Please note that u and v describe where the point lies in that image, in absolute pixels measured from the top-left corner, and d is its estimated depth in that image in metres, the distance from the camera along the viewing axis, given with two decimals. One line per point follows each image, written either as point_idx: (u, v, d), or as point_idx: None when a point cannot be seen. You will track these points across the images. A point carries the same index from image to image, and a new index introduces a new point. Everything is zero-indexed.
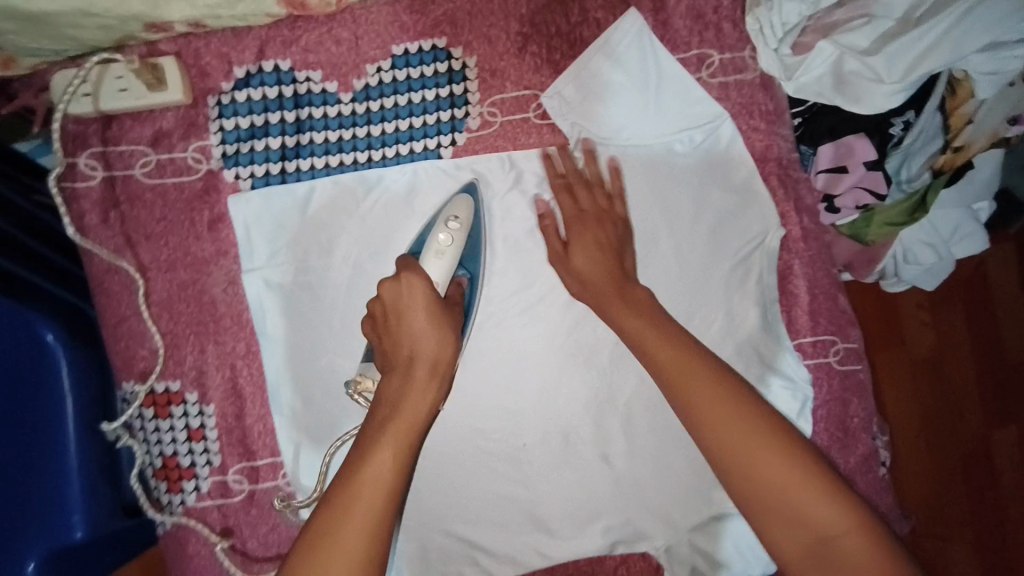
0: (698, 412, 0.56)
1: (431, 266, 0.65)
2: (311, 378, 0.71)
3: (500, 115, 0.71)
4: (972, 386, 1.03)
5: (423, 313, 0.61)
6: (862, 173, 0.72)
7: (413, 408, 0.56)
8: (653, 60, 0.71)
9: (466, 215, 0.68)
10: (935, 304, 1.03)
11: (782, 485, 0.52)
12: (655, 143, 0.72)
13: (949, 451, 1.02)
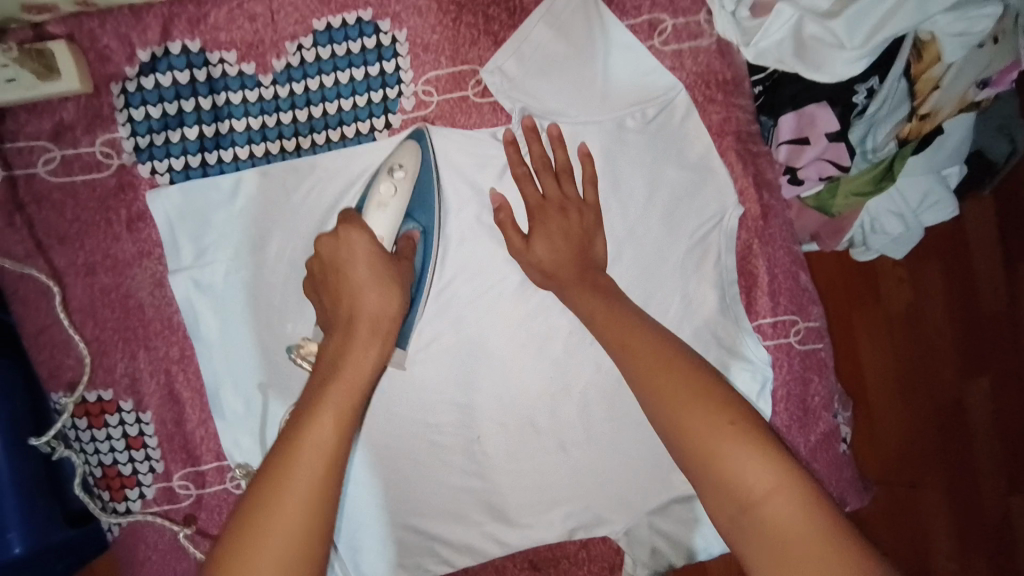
0: (656, 392, 0.53)
1: (375, 220, 0.61)
2: (256, 381, 0.68)
3: (436, 93, 0.65)
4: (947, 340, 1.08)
5: (364, 265, 0.58)
6: (825, 145, 0.68)
7: (359, 364, 0.55)
8: (598, 29, 0.66)
9: (413, 164, 0.63)
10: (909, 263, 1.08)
11: (737, 461, 0.48)
12: (605, 119, 0.67)
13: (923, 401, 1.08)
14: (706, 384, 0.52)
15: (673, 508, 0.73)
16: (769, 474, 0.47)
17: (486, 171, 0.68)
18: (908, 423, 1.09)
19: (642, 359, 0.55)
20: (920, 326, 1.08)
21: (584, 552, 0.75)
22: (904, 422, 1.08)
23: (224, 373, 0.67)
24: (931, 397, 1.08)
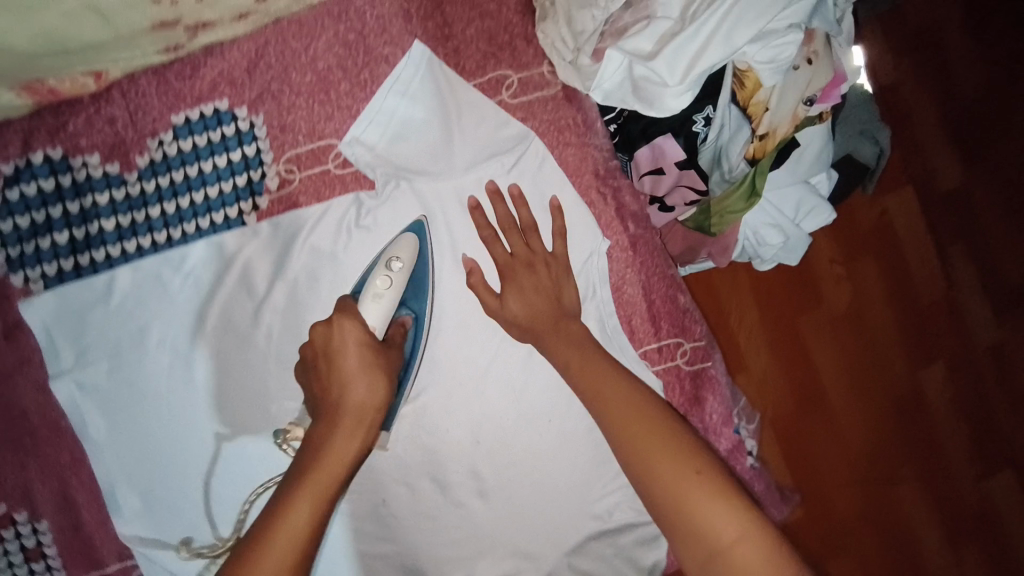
0: (623, 437, 0.59)
1: (369, 313, 0.64)
2: (153, 474, 0.67)
3: (297, 170, 0.68)
4: (891, 330, 1.32)
5: (352, 353, 0.61)
6: (678, 172, 0.72)
7: (341, 448, 0.58)
8: (447, 92, 0.70)
9: (409, 254, 0.67)
10: (848, 264, 1.30)
11: (702, 510, 0.54)
12: (467, 175, 0.71)
13: (880, 384, 1.31)
14: (670, 438, 0.58)
15: (591, 544, 0.73)
16: (732, 527, 0.53)
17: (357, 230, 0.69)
18: (868, 402, 1.31)
19: (615, 395, 0.61)
20: (866, 318, 1.31)
21: None
22: (860, 402, 1.30)
23: (129, 468, 0.67)
24: (893, 374, 1.32)
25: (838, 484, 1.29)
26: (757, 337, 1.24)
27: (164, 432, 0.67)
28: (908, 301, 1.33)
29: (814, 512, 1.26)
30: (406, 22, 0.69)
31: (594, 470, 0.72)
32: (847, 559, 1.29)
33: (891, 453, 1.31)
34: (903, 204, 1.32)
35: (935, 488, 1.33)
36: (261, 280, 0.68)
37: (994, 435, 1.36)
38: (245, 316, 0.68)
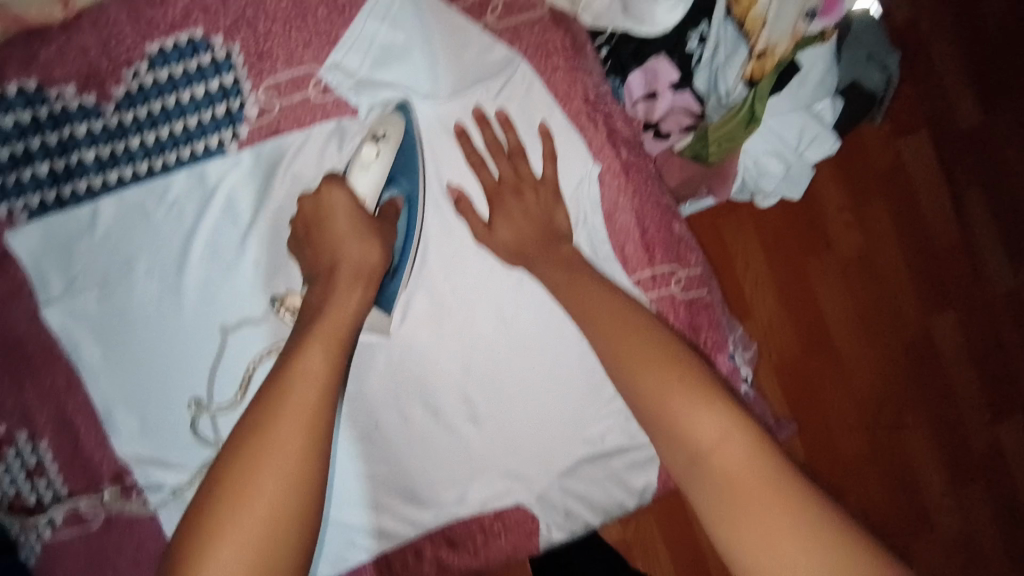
0: (636, 374, 0.54)
1: (358, 181, 0.64)
2: (148, 397, 0.68)
3: (277, 99, 0.66)
4: (901, 274, 1.38)
5: (343, 215, 0.62)
6: (671, 95, 0.70)
7: (342, 302, 0.58)
8: (428, 15, 0.67)
9: (397, 127, 0.65)
10: (856, 210, 1.36)
11: (721, 456, 0.48)
12: (452, 102, 0.68)
13: (891, 328, 1.38)
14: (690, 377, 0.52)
15: (583, 469, 0.73)
16: (761, 475, 0.47)
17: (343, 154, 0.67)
18: (879, 344, 1.38)
19: (626, 334, 0.57)
20: (875, 264, 1.37)
21: (500, 523, 0.74)
22: (870, 344, 1.37)
23: (126, 386, 0.68)
24: (904, 318, 1.39)
25: (845, 427, 1.36)
26: (766, 283, 1.33)
27: (166, 324, 0.67)
28: (920, 249, 1.39)
29: (821, 451, 1.35)
30: None
31: (585, 395, 0.72)
32: (853, 498, 1.37)
33: (904, 393, 1.38)
34: (904, 151, 1.37)
35: (942, 432, 1.40)
36: (245, 209, 0.67)
37: (1007, 383, 1.41)
38: (231, 243, 0.67)
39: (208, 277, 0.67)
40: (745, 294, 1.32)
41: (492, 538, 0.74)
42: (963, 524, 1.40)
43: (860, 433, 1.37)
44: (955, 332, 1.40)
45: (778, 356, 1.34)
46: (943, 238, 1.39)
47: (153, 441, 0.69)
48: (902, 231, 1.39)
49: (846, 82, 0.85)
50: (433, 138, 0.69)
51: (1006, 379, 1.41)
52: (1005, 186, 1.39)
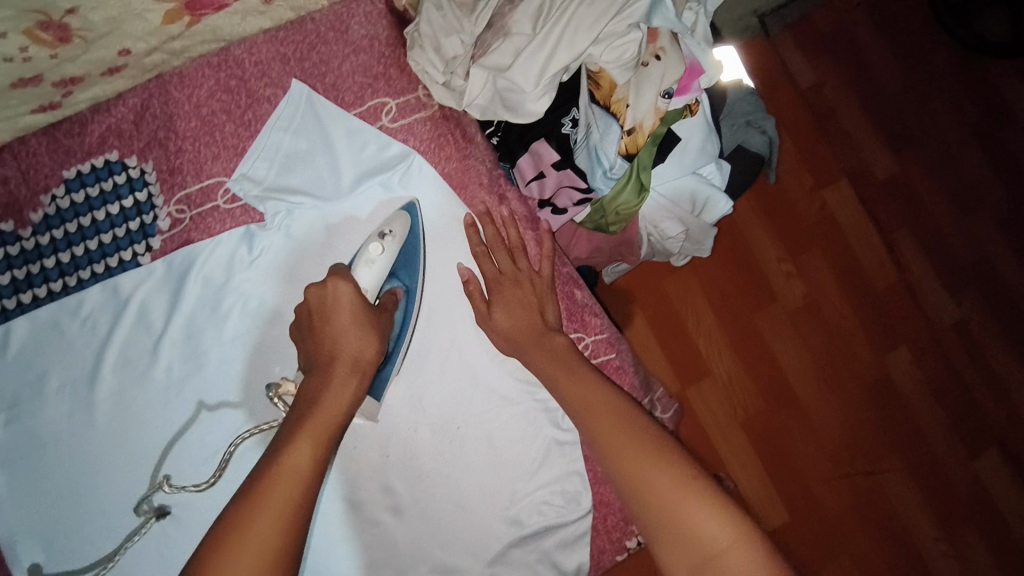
0: (607, 443, 0.61)
1: (362, 275, 0.69)
2: (61, 518, 0.67)
3: (188, 209, 0.70)
4: (848, 316, 1.43)
5: (346, 311, 0.65)
6: (557, 175, 0.76)
7: (335, 397, 0.60)
8: (325, 123, 0.73)
9: (402, 228, 0.72)
10: (793, 259, 1.42)
11: (688, 516, 0.55)
12: (352, 195, 0.75)
13: (846, 370, 1.41)
14: (651, 443, 0.59)
15: (512, 555, 0.72)
16: (726, 534, 0.54)
17: (253, 252, 0.72)
18: (836, 386, 1.41)
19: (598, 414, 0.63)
20: (821, 308, 1.42)
21: None
22: (828, 386, 1.40)
23: (41, 515, 0.67)
24: (856, 359, 1.42)
25: (823, 478, 1.37)
26: (720, 339, 1.37)
27: (125, 427, 0.68)
28: (862, 291, 1.45)
29: (804, 505, 1.35)
30: (285, 64, 0.72)
31: (508, 474, 0.73)
32: (847, 554, 1.35)
33: (869, 433, 1.40)
34: (826, 201, 1.46)
35: (920, 472, 1.41)
36: (158, 317, 0.70)
37: (969, 412, 1.45)
38: (143, 352, 0.69)
39: (124, 387, 0.69)
40: (701, 353, 1.36)
41: None
42: (959, 566, 1.39)
43: (831, 477, 1.37)
44: (906, 366, 1.45)
45: (744, 412, 1.35)
46: (879, 279, 1.47)
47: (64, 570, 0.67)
48: (842, 275, 1.45)
49: (730, 145, 0.94)
50: (340, 229, 0.74)
51: (965, 410, 1.45)
52: (924, 225, 1.51)
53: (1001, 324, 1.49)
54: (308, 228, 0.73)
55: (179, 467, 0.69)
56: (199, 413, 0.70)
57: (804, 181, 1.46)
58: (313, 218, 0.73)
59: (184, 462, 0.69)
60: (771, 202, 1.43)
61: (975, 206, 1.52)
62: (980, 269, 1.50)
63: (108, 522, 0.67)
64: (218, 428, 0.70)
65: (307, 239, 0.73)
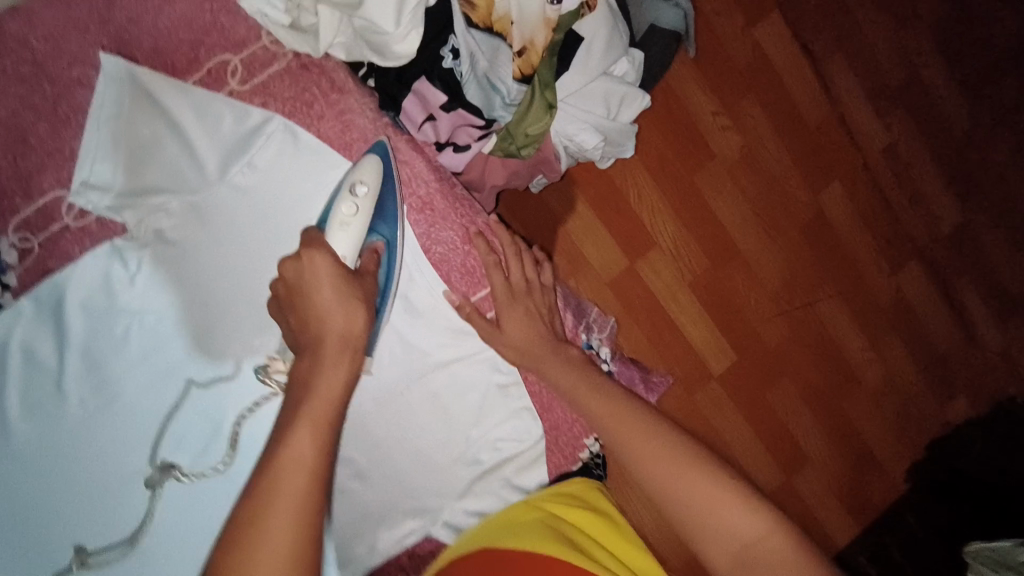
0: (581, 401, 0.72)
1: (337, 240, 0.63)
2: (39, 547, 0.66)
3: (32, 236, 0.61)
4: (786, 161, 1.42)
5: (328, 287, 0.59)
6: (449, 115, 0.71)
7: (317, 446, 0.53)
8: (159, 101, 0.61)
9: (374, 175, 0.64)
10: (729, 113, 1.36)
11: (655, 444, 0.67)
12: (219, 184, 0.64)
13: (785, 215, 1.44)
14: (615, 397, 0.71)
15: (478, 487, 0.77)
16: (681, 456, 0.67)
17: (132, 267, 0.64)
18: (777, 235, 1.44)
19: (596, 404, 0.71)
20: (760, 157, 1.40)
21: (416, 561, 0.77)
22: (771, 236, 1.43)
23: (13, 560, 0.66)
24: (794, 203, 1.44)
25: (764, 317, 1.44)
26: (661, 205, 1.33)
27: (77, 443, 0.67)
28: (797, 132, 1.42)
29: (749, 344, 1.43)
30: (83, 33, 0.59)
31: (457, 420, 0.76)
32: (785, 377, 1.47)
33: (810, 272, 1.47)
34: (760, 42, 1.37)
35: (849, 295, 1.51)
36: (50, 355, 0.64)
37: (896, 231, 1.54)
38: (50, 392, 0.65)
39: (42, 428, 0.65)
40: (645, 224, 1.32)
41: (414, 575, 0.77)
42: (882, 368, 1.55)
43: (778, 319, 1.46)
44: (838, 201, 1.49)
45: (688, 273, 1.37)
46: (813, 117, 1.44)
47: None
48: (779, 119, 1.41)
49: (640, 31, 0.86)
50: (219, 225, 0.65)
51: (891, 229, 1.53)
52: (857, 49, 1.46)
53: (927, 140, 1.53)
54: (184, 231, 0.65)
55: (172, 445, 0.68)
56: (189, 390, 0.68)
57: (736, 20, 1.35)
58: (188, 219, 0.64)
59: (166, 449, 0.68)
60: (705, 60, 1.34)
61: (901, 19, 1.48)
62: (910, 83, 1.51)
63: (99, 532, 0.67)
64: (195, 426, 0.69)
65: (186, 244, 0.65)
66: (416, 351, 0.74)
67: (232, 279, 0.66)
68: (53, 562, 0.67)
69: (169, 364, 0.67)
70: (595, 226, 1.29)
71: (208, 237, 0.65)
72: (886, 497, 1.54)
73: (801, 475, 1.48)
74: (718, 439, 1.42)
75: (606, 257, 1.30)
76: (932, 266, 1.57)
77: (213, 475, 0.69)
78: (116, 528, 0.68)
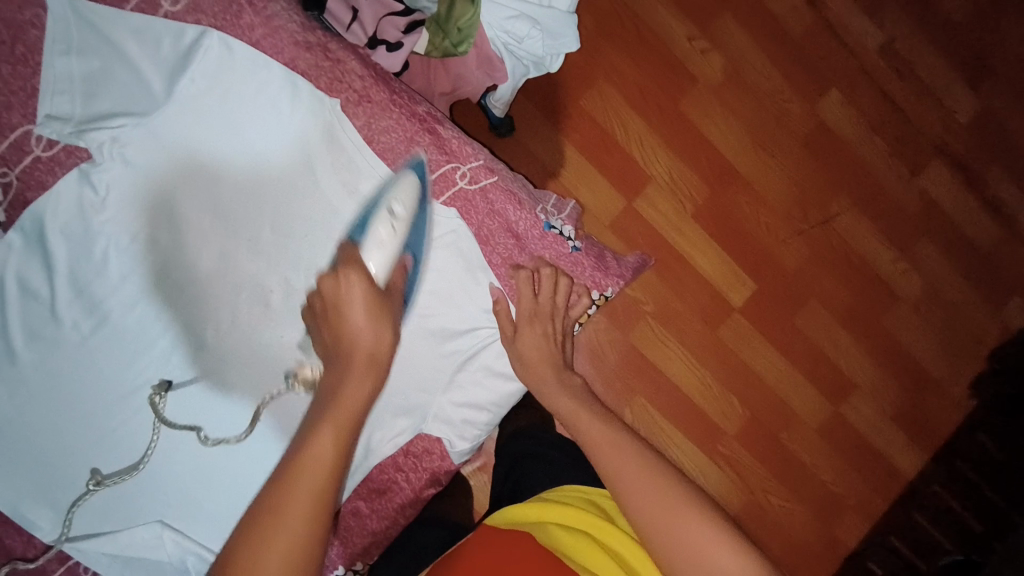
0: (531, 371, 0.75)
1: (372, 259, 0.66)
2: (50, 476, 0.71)
3: (12, 168, 0.67)
4: (774, 75, 1.22)
5: (362, 307, 0.63)
6: (369, 6, 0.77)
7: (354, 392, 0.60)
8: (102, 31, 0.67)
9: (408, 199, 0.69)
10: (704, 28, 1.19)
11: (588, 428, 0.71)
12: (168, 101, 0.69)
13: (789, 134, 1.23)
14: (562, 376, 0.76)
15: (462, 378, 0.78)
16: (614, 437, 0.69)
17: (103, 188, 0.70)
18: (784, 164, 1.23)
19: (592, 427, 0.71)
20: (748, 75, 1.21)
21: (410, 457, 0.79)
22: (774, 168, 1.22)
23: (26, 482, 0.71)
24: (788, 119, 1.22)
25: (778, 240, 1.23)
26: (652, 138, 1.20)
27: (78, 367, 0.72)
28: (779, 44, 1.21)
29: (763, 267, 1.23)
30: None
31: (428, 312, 0.77)
32: (817, 299, 1.24)
33: (836, 188, 1.24)
34: None
35: (878, 213, 1.25)
36: (40, 284, 0.70)
37: (940, 126, 1.25)
38: (45, 319, 0.70)
39: (43, 356, 0.70)
40: (636, 158, 1.19)
41: (411, 471, 0.79)
42: (922, 279, 1.26)
43: (802, 254, 1.23)
44: (845, 112, 1.24)
45: (692, 205, 1.20)
46: (803, 16, 1.23)
47: (84, 511, 0.73)
48: (759, 38, 1.22)
49: None
50: (174, 140, 0.70)
51: (934, 126, 1.25)
52: None
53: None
54: (142, 149, 0.70)
55: (165, 366, 0.74)
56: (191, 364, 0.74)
57: None
58: (144, 138, 0.69)
59: (162, 366, 0.74)
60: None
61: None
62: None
63: (109, 453, 0.73)
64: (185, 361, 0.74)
65: (146, 161, 0.70)
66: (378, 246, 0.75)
67: (194, 189, 0.71)
68: (69, 482, 0.72)
69: (149, 281, 0.72)
70: (557, 141, 1.18)
71: (165, 152, 0.70)
72: (951, 419, 1.29)
73: (852, 403, 1.26)
74: (760, 383, 1.23)
75: (598, 190, 1.18)
76: (991, 139, 1.26)
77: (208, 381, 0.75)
78: (123, 447, 0.73)
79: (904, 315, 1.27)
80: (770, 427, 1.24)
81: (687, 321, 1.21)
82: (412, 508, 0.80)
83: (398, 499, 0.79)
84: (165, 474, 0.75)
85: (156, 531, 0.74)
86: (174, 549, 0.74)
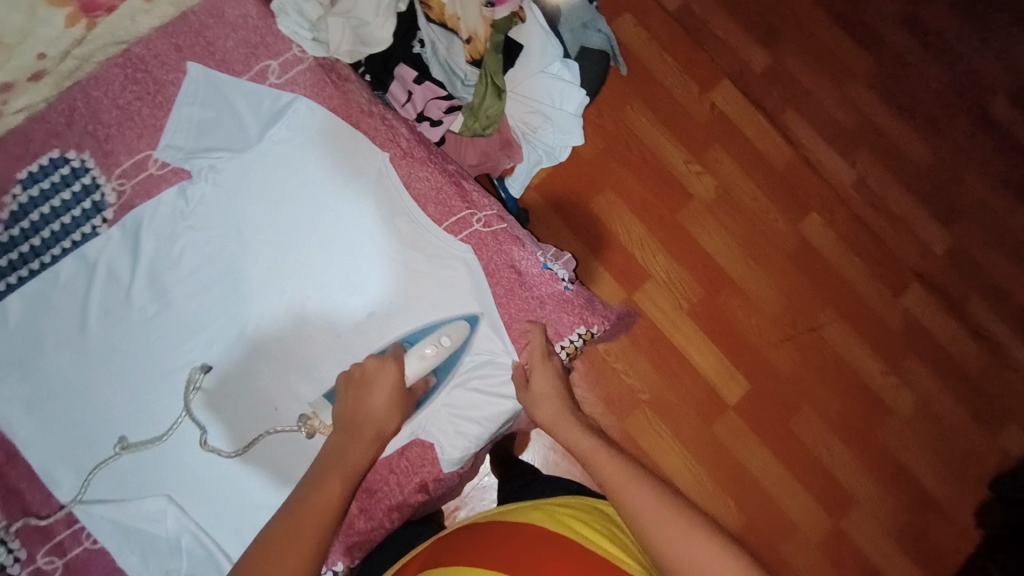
0: (537, 409, 0.84)
1: (411, 365, 0.82)
2: (87, 436, 0.82)
3: (129, 181, 0.86)
4: (762, 199, 1.33)
5: (385, 396, 0.78)
6: (421, 90, 1.03)
7: (357, 456, 0.74)
8: (222, 89, 0.89)
9: (456, 338, 0.85)
10: (698, 155, 1.33)
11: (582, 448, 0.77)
12: (259, 142, 0.90)
13: (781, 251, 1.33)
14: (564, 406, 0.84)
15: (458, 394, 0.88)
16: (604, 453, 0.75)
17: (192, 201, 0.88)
18: (772, 285, 1.31)
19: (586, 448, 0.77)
20: (737, 199, 1.33)
21: (405, 460, 0.86)
22: (765, 285, 1.31)
23: (69, 440, 0.82)
24: (776, 237, 1.33)
25: (770, 343, 1.30)
26: (650, 241, 1.31)
27: (136, 343, 0.85)
28: (768, 176, 1.34)
29: (756, 370, 1.29)
30: (179, 53, 0.88)
31: None
32: (812, 407, 1.29)
33: (828, 302, 1.31)
34: (732, 80, 1.36)
35: (869, 334, 1.32)
36: (123, 270, 0.85)
37: (920, 255, 1.34)
38: (119, 300, 0.85)
39: (111, 329, 0.84)
40: (638, 259, 1.30)
41: (402, 475, 0.86)
42: (914, 396, 1.30)
43: (796, 366, 1.29)
44: (827, 234, 1.34)
45: (688, 303, 1.29)
46: (785, 150, 1.36)
47: (104, 475, 0.81)
48: (747, 164, 1.35)
49: (575, 49, 1.10)
50: (256, 169, 0.89)
51: (917, 255, 1.34)
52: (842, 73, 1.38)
53: (930, 133, 1.38)
54: (231, 174, 0.89)
55: (206, 352, 0.86)
56: (228, 353, 0.86)
57: (674, 65, 1.35)
58: (234, 166, 0.89)
59: (204, 351, 0.86)
60: (638, 83, 1.34)
61: (866, 22, 1.40)
62: (892, 73, 1.38)
63: (141, 424, 0.83)
64: (223, 350, 0.86)
65: (231, 184, 0.89)
66: (402, 273, 0.90)
67: (262, 209, 0.89)
68: (101, 445, 0.82)
69: (210, 279, 0.87)
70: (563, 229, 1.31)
71: (247, 178, 0.89)
72: (956, 547, 1.26)
73: (853, 521, 1.25)
74: (753, 483, 1.25)
75: (602, 281, 1.29)
76: (975, 272, 1.34)
77: (239, 370, 0.86)
78: (157, 419, 0.83)
79: (903, 433, 1.29)
80: (763, 527, 1.25)
81: (683, 415, 1.26)
82: (398, 512, 0.86)
83: (386, 500, 0.86)
84: (177, 458, 0.83)
85: (161, 504, 0.81)
86: (174, 524, 0.80)
